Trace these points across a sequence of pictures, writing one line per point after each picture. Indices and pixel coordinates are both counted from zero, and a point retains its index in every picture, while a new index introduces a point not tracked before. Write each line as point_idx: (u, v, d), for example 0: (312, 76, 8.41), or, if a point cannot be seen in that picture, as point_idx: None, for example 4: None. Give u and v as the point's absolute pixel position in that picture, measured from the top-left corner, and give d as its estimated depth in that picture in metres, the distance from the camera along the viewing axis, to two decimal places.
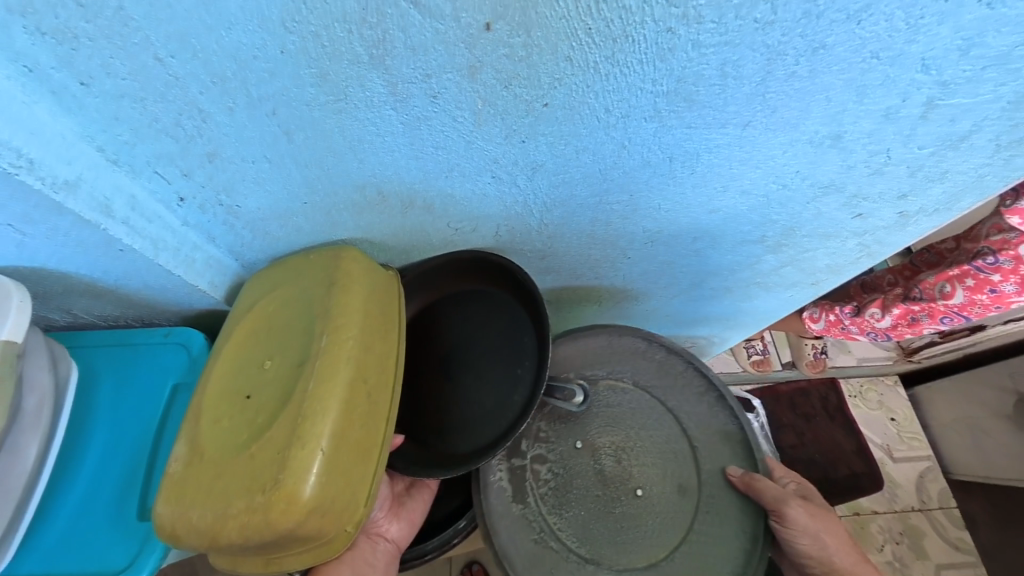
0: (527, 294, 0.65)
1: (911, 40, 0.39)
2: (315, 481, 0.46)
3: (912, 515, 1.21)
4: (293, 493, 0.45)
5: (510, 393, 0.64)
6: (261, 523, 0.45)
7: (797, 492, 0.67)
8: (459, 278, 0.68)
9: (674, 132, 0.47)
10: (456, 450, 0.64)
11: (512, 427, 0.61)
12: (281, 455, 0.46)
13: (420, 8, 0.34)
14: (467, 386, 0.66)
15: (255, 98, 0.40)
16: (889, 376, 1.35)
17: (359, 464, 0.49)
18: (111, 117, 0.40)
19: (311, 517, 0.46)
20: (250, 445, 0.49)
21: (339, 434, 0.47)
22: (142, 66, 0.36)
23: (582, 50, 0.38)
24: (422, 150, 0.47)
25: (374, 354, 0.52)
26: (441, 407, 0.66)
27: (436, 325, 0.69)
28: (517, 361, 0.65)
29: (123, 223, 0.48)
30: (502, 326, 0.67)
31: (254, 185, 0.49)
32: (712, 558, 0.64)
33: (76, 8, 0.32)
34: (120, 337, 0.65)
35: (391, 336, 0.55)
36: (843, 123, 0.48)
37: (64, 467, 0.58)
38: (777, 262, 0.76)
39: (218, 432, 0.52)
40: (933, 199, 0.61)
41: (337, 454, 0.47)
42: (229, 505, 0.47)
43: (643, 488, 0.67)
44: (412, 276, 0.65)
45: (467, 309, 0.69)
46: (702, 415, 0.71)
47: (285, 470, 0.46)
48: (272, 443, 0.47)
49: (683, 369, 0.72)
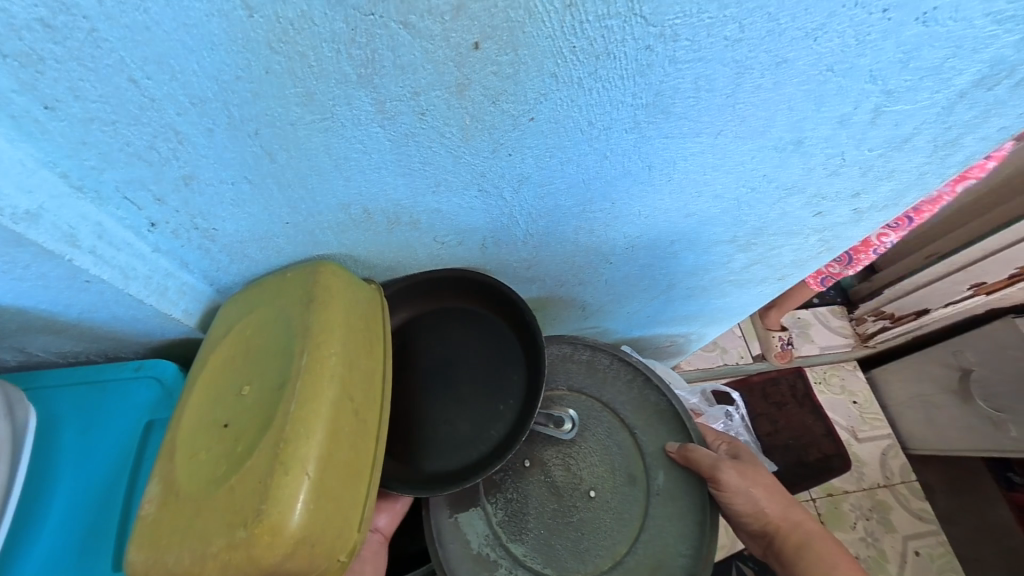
0: (526, 334, 0.68)
1: (861, 54, 0.43)
2: (303, 508, 0.44)
3: (880, 491, 1.28)
4: (279, 523, 0.43)
5: (488, 427, 0.65)
6: (245, 560, 0.43)
7: (729, 452, 0.72)
8: (460, 294, 0.68)
9: (653, 142, 0.50)
10: (425, 468, 0.64)
11: (484, 463, 0.63)
12: (263, 484, 0.44)
13: (410, 28, 0.34)
14: (448, 407, 0.66)
15: (237, 119, 0.39)
16: (850, 362, 1.44)
17: (351, 486, 0.47)
18: (77, 142, 0.38)
19: (301, 548, 0.44)
20: (229, 478, 0.46)
21: (326, 456, 0.46)
22: (116, 89, 0.34)
23: (567, 67, 0.39)
24: (409, 166, 0.47)
25: (360, 370, 0.51)
26: (417, 422, 0.65)
27: (422, 335, 0.68)
28: (500, 398, 0.66)
29: (90, 252, 0.45)
30: (493, 354, 0.68)
31: (233, 207, 0.47)
32: (671, 540, 0.65)
33: (43, 30, 0.30)
34: (84, 375, 0.60)
35: (376, 352, 0.54)
36: (804, 130, 0.51)
37: (25, 518, 0.53)
38: (747, 261, 0.80)
39: (194, 467, 0.49)
40: (883, 196, 0.66)
41: (326, 478, 0.45)
42: (208, 544, 0.44)
43: (596, 489, 0.68)
44: (416, 282, 0.65)
45: (460, 325, 0.69)
46: (635, 401, 0.72)
47: (267, 499, 0.44)
48: (252, 473, 0.45)
49: (609, 363, 0.74)
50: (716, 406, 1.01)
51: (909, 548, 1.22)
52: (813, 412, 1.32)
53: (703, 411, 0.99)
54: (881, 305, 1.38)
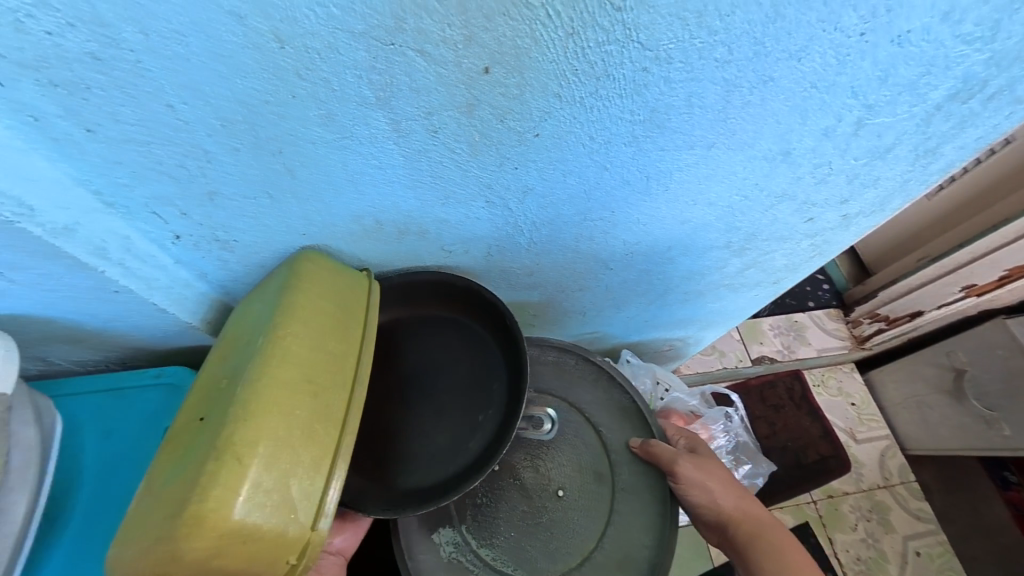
0: (511, 346, 0.68)
1: (841, 73, 0.46)
2: (241, 499, 0.41)
3: (877, 491, 1.30)
4: (211, 516, 0.40)
5: (465, 440, 0.64)
6: (172, 557, 0.40)
7: (687, 446, 0.75)
8: (440, 302, 0.69)
9: (649, 154, 0.53)
10: (398, 484, 0.62)
11: (461, 477, 0.61)
12: (196, 475, 0.41)
13: (425, 56, 0.37)
14: (427, 419, 0.66)
15: (262, 139, 0.41)
16: (844, 363, 1.47)
17: (304, 477, 0.44)
18: (112, 161, 0.41)
19: (233, 544, 0.41)
20: (181, 463, 0.44)
21: (276, 434, 0.44)
22: (152, 113, 0.37)
23: (570, 88, 0.42)
24: (420, 180, 0.50)
25: (323, 353, 0.50)
26: (394, 434, 0.64)
27: (403, 345, 0.69)
28: (481, 409, 0.66)
29: (119, 264, 0.47)
30: (476, 366, 0.69)
31: (252, 220, 0.50)
32: (636, 532, 0.68)
33: (91, 61, 0.33)
34: (106, 381, 0.62)
35: (349, 337, 0.53)
36: (791, 141, 0.55)
37: (49, 524, 0.55)
38: (741, 265, 0.83)
39: (163, 460, 0.47)
40: (869, 202, 0.70)
41: (271, 467, 0.43)
42: (145, 538, 0.42)
43: (564, 489, 0.70)
44: (396, 286, 0.65)
45: (442, 335, 0.70)
46: (601, 400, 0.76)
47: (198, 490, 0.41)
48: (192, 464, 0.42)
49: (574, 363, 0.78)
50: (715, 408, 1.01)
51: (909, 548, 1.24)
52: (810, 414, 1.34)
53: (703, 412, 0.99)
54: (876, 307, 1.41)
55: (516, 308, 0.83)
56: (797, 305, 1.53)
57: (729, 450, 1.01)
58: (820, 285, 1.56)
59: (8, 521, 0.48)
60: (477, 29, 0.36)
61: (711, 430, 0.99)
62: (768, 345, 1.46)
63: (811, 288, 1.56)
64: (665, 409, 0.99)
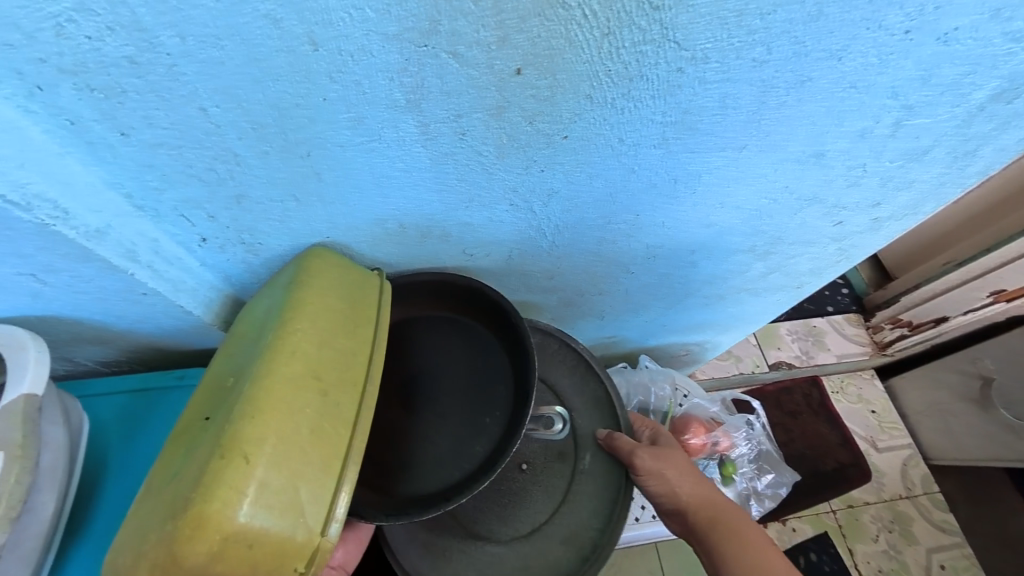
0: (518, 342, 0.65)
1: (881, 72, 0.45)
2: (244, 501, 0.40)
3: (900, 502, 1.27)
4: (215, 517, 0.39)
5: (472, 443, 0.61)
6: (174, 558, 0.39)
7: (651, 439, 0.73)
8: (441, 300, 0.66)
9: (677, 157, 0.51)
10: (401, 492, 0.58)
11: (468, 481, 0.58)
12: (202, 473, 0.41)
13: (457, 58, 0.36)
14: (430, 421, 0.62)
15: (291, 142, 0.41)
16: (866, 370, 1.43)
17: (313, 479, 0.42)
18: (144, 165, 0.40)
19: (235, 548, 0.40)
20: (191, 460, 0.43)
21: (281, 433, 0.42)
22: (185, 117, 0.37)
23: (601, 89, 0.41)
24: (446, 183, 0.49)
25: (334, 350, 0.48)
26: (397, 439, 0.61)
27: (404, 347, 0.66)
28: (487, 410, 0.63)
29: (148, 267, 0.47)
30: (482, 365, 0.66)
31: (277, 223, 0.50)
32: (588, 514, 0.69)
33: (128, 66, 0.33)
34: (132, 382, 0.62)
35: (360, 333, 0.51)
36: (825, 143, 0.53)
37: (74, 526, 0.54)
38: (765, 269, 0.81)
39: (174, 458, 0.46)
40: (900, 206, 0.67)
41: (276, 466, 0.41)
42: (146, 539, 0.41)
43: (528, 463, 0.70)
44: (395, 286, 0.62)
45: (445, 335, 0.67)
46: (578, 388, 0.75)
47: (201, 490, 0.40)
48: (196, 464, 0.42)
49: (557, 348, 0.75)
50: (736, 415, 0.99)
51: (933, 561, 1.20)
52: (829, 421, 1.27)
53: (724, 419, 0.97)
54: (899, 312, 1.37)
55: (532, 311, 0.81)
56: (817, 310, 1.49)
57: (751, 459, 1.00)
58: (840, 289, 1.53)
59: (35, 521, 0.48)
60: (511, 30, 0.35)
61: (733, 438, 0.96)
62: (785, 351, 1.42)
63: (831, 293, 1.52)
64: (683, 416, 0.95)
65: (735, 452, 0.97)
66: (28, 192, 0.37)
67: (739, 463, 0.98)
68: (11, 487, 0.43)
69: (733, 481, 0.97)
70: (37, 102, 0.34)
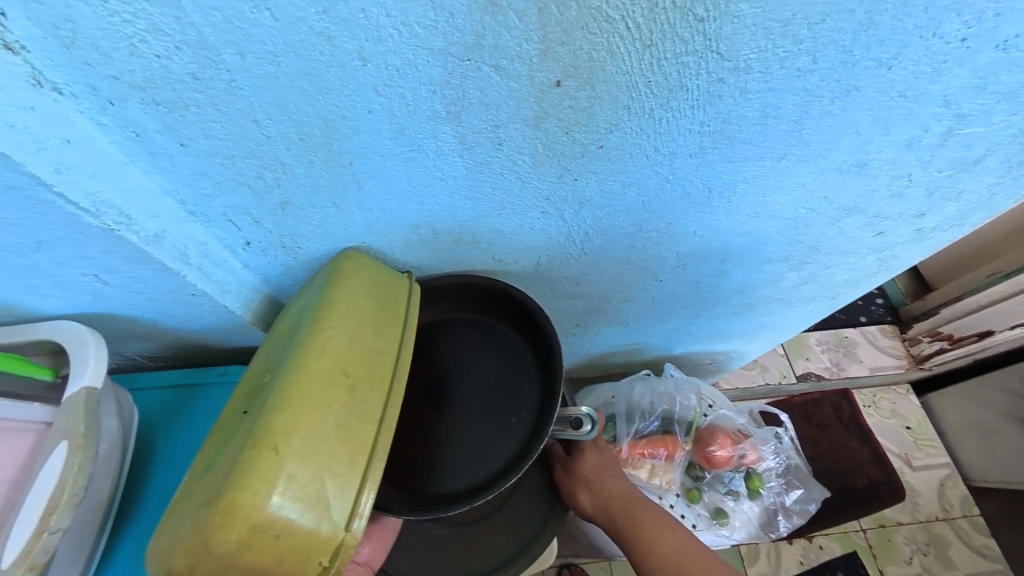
0: (543, 343, 0.65)
1: (933, 81, 0.43)
2: (274, 492, 0.40)
3: (936, 524, 1.21)
4: (246, 506, 0.40)
5: (498, 442, 0.62)
6: (206, 546, 0.40)
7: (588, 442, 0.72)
8: (466, 304, 0.67)
9: (714, 166, 0.51)
10: (428, 491, 0.59)
11: (493, 481, 0.58)
12: (235, 463, 0.41)
13: (499, 71, 0.37)
14: (455, 421, 0.63)
15: (336, 152, 0.43)
16: (901, 384, 1.37)
17: (339, 474, 0.43)
18: (199, 173, 0.43)
19: (263, 539, 0.40)
20: (225, 450, 0.44)
21: (311, 427, 0.43)
22: (239, 128, 0.39)
23: (640, 99, 0.41)
24: (480, 191, 0.50)
25: (363, 348, 0.49)
26: (423, 440, 0.62)
27: (430, 350, 0.67)
28: (513, 410, 0.63)
29: (198, 269, 0.50)
30: (507, 368, 0.66)
31: (317, 228, 0.51)
32: (533, 506, 0.68)
33: (191, 81, 0.35)
34: (177, 377, 0.65)
35: (388, 332, 0.51)
36: (869, 152, 0.51)
37: (123, 516, 0.57)
38: (798, 279, 0.79)
39: (208, 451, 0.47)
40: (947, 216, 0.65)
41: (305, 459, 0.42)
42: (180, 529, 0.42)
43: None
44: (421, 291, 0.63)
45: (468, 338, 0.68)
46: None
47: (234, 479, 0.40)
48: (230, 455, 0.43)
49: None
50: (765, 428, 0.97)
51: None
52: (859, 436, 1.21)
53: (752, 432, 0.94)
54: (938, 325, 1.32)
55: (557, 317, 0.81)
56: (849, 320, 1.44)
57: (780, 473, 0.97)
58: (874, 300, 1.47)
59: (91, 506, 0.51)
60: (553, 43, 0.35)
61: (761, 451, 0.94)
62: (814, 362, 1.37)
63: (864, 303, 1.47)
64: (709, 427, 0.94)
65: (762, 466, 0.95)
66: (98, 199, 0.39)
67: (767, 477, 0.96)
68: (74, 476, 0.45)
69: (760, 496, 0.95)
70: (108, 116, 0.36)
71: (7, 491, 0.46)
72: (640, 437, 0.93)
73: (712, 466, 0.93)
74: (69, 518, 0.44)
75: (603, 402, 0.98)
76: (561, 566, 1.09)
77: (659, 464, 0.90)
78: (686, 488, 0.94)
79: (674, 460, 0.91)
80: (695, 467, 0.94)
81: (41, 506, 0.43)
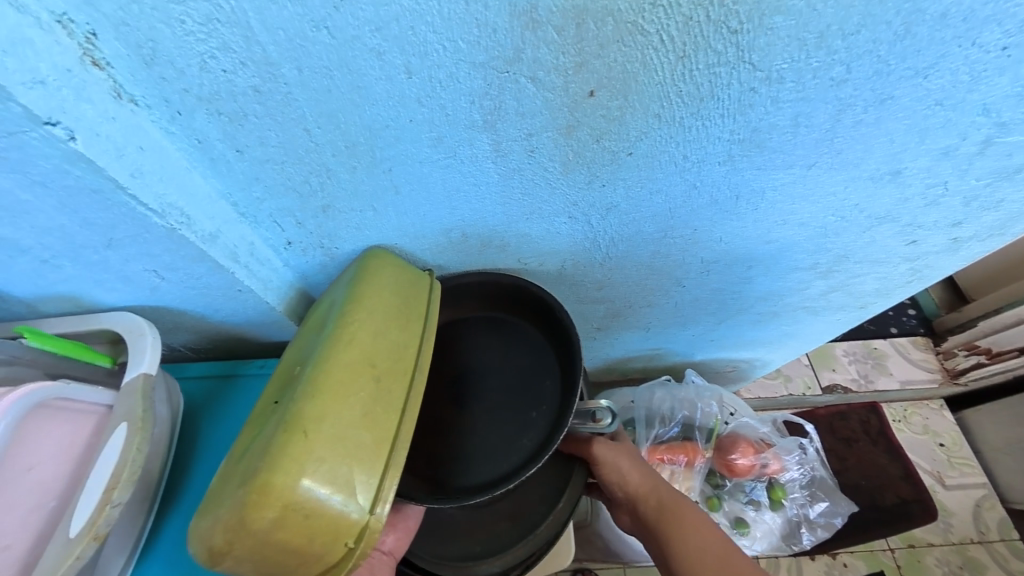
0: (563, 341, 0.66)
1: (973, 90, 0.43)
2: (304, 475, 0.42)
3: (970, 547, 1.16)
4: (278, 487, 0.42)
5: (518, 436, 0.63)
6: (241, 524, 0.42)
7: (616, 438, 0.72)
8: (488, 303, 0.69)
9: (742, 173, 0.51)
10: (450, 482, 0.61)
11: (514, 473, 0.59)
12: (269, 447, 0.44)
13: (536, 82, 0.39)
14: (477, 416, 0.64)
15: (377, 158, 0.45)
16: (934, 400, 1.32)
17: (364, 460, 0.45)
18: (251, 178, 0.46)
19: (294, 518, 0.42)
20: (260, 435, 0.47)
21: (338, 415, 0.45)
22: (291, 136, 0.42)
23: (670, 108, 0.42)
24: (510, 197, 0.52)
25: (387, 341, 0.51)
26: (445, 433, 0.63)
27: (454, 347, 0.69)
28: (532, 406, 0.65)
29: (245, 267, 0.52)
30: (526, 364, 0.68)
31: (355, 230, 0.54)
32: (536, 499, 0.67)
33: (253, 94, 0.38)
34: (219, 369, 0.69)
35: (411, 327, 0.54)
36: (903, 161, 0.51)
37: (169, 497, 0.60)
38: (826, 288, 0.78)
39: (246, 437, 0.50)
40: (986, 225, 0.63)
41: (333, 445, 0.44)
42: (220, 507, 0.44)
43: None
44: (446, 290, 0.65)
45: (490, 336, 0.69)
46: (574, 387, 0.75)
47: (268, 462, 0.43)
48: (265, 439, 0.45)
49: None
50: (788, 437, 0.95)
51: None
52: (888, 451, 1.17)
53: (775, 441, 0.93)
54: (975, 339, 1.27)
55: (578, 320, 0.82)
56: (878, 331, 1.40)
57: (804, 485, 0.95)
58: (906, 310, 1.43)
59: (142, 485, 0.55)
60: (589, 56, 0.37)
61: (784, 461, 0.92)
62: (840, 373, 1.34)
63: (895, 314, 1.42)
64: (730, 435, 0.92)
65: (785, 476, 0.93)
66: (165, 201, 0.42)
67: (790, 488, 0.94)
68: (132, 456, 0.48)
69: (783, 507, 0.94)
70: (177, 125, 0.40)
71: (72, 470, 0.50)
72: (660, 442, 0.93)
73: (733, 475, 0.91)
74: (128, 494, 0.47)
75: (623, 405, 0.98)
76: (576, 570, 1.09)
77: (678, 470, 0.91)
78: (706, 496, 0.93)
79: (693, 467, 0.91)
80: (715, 475, 0.93)
81: (104, 482, 0.47)
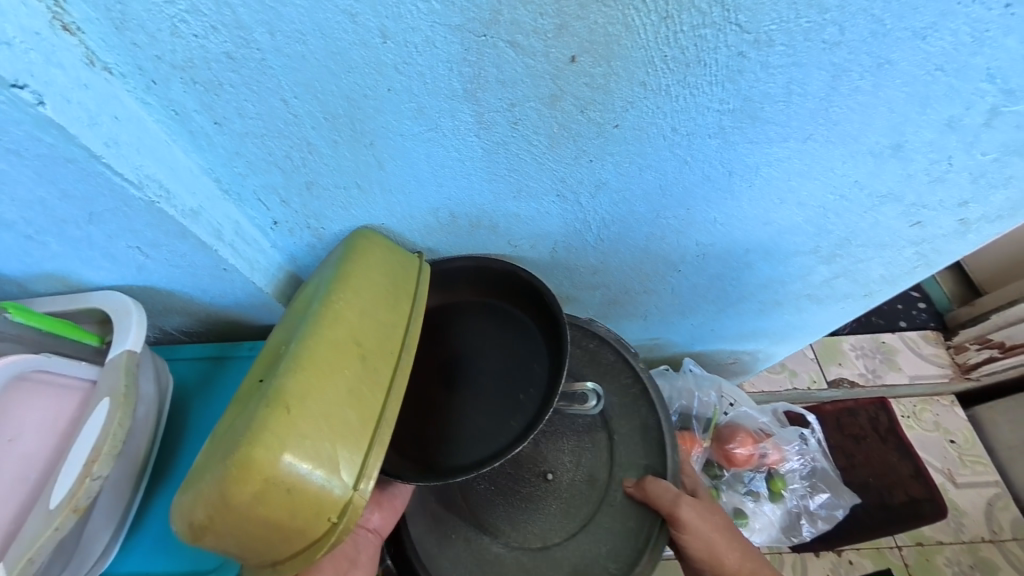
0: (554, 324, 0.64)
1: (976, 53, 0.41)
2: (286, 450, 0.42)
3: (982, 546, 1.12)
4: (260, 462, 0.41)
5: (507, 418, 0.62)
6: (223, 499, 0.42)
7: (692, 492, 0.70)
8: (476, 286, 0.67)
9: (736, 148, 0.50)
10: (438, 464, 0.60)
11: (502, 455, 0.58)
12: (249, 422, 0.43)
13: (516, 47, 0.38)
14: (466, 398, 0.63)
15: (358, 132, 0.44)
16: (945, 395, 1.28)
17: (348, 436, 0.44)
18: (233, 152, 0.45)
19: (276, 493, 0.42)
20: (241, 411, 0.46)
21: (322, 392, 0.44)
22: (271, 108, 0.41)
23: (656, 76, 0.41)
24: (497, 173, 0.51)
25: (375, 320, 0.50)
26: (434, 415, 0.63)
27: (443, 331, 0.68)
28: (521, 387, 0.64)
29: (230, 246, 0.52)
30: (517, 347, 0.66)
31: (342, 209, 0.53)
32: (603, 553, 0.64)
33: (227, 60, 0.37)
34: (210, 351, 0.69)
35: (400, 307, 0.53)
36: (905, 133, 0.49)
37: (161, 472, 0.61)
38: (829, 274, 0.76)
39: (227, 415, 0.49)
40: (995, 206, 0.61)
41: (315, 420, 0.43)
42: (200, 482, 0.44)
43: (554, 473, 0.68)
44: (433, 274, 0.64)
45: (481, 320, 0.68)
46: (630, 409, 0.71)
47: (248, 437, 0.42)
48: (246, 415, 0.45)
49: (612, 360, 0.72)
50: (789, 428, 0.93)
51: None
52: (898, 450, 1.20)
53: (775, 431, 0.91)
54: (986, 332, 1.23)
55: (574, 308, 0.81)
56: (887, 325, 1.36)
57: (804, 475, 0.93)
58: (916, 304, 1.39)
59: (130, 465, 0.55)
60: (570, 18, 0.36)
61: (783, 450, 0.91)
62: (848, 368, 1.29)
63: (905, 307, 1.39)
64: (729, 425, 0.91)
65: (785, 467, 0.92)
66: (142, 172, 0.42)
67: (790, 479, 0.92)
68: (114, 431, 0.48)
69: (783, 498, 0.92)
70: (152, 94, 0.39)
71: (55, 445, 0.50)
72: None
73: (731, 465, 0.90)
74: (109, 468, 0.47)
75: None
76: None
77: None
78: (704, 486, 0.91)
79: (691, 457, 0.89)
80: (714, 466, 0.91)
81: (84, 456, 0.46)
